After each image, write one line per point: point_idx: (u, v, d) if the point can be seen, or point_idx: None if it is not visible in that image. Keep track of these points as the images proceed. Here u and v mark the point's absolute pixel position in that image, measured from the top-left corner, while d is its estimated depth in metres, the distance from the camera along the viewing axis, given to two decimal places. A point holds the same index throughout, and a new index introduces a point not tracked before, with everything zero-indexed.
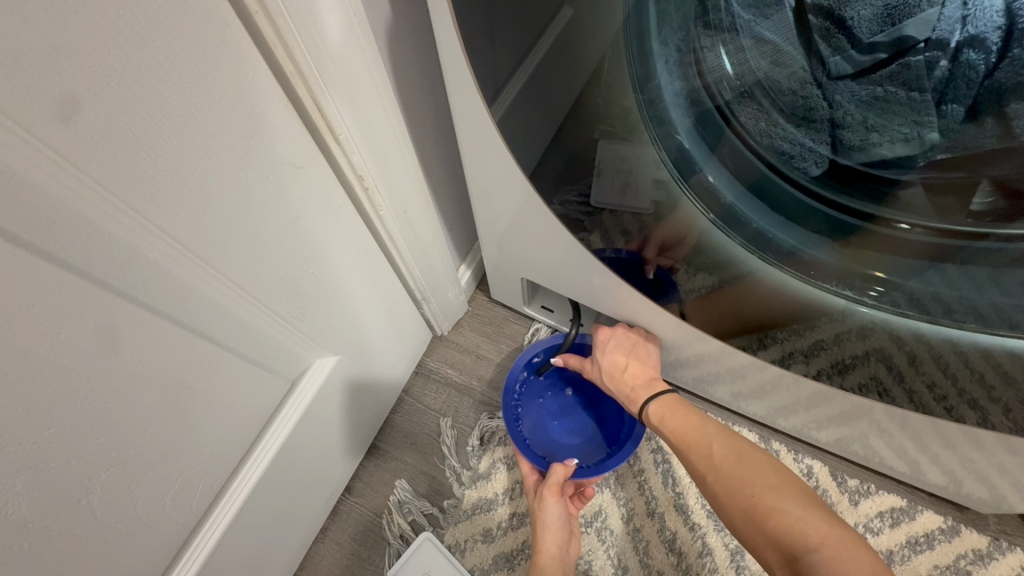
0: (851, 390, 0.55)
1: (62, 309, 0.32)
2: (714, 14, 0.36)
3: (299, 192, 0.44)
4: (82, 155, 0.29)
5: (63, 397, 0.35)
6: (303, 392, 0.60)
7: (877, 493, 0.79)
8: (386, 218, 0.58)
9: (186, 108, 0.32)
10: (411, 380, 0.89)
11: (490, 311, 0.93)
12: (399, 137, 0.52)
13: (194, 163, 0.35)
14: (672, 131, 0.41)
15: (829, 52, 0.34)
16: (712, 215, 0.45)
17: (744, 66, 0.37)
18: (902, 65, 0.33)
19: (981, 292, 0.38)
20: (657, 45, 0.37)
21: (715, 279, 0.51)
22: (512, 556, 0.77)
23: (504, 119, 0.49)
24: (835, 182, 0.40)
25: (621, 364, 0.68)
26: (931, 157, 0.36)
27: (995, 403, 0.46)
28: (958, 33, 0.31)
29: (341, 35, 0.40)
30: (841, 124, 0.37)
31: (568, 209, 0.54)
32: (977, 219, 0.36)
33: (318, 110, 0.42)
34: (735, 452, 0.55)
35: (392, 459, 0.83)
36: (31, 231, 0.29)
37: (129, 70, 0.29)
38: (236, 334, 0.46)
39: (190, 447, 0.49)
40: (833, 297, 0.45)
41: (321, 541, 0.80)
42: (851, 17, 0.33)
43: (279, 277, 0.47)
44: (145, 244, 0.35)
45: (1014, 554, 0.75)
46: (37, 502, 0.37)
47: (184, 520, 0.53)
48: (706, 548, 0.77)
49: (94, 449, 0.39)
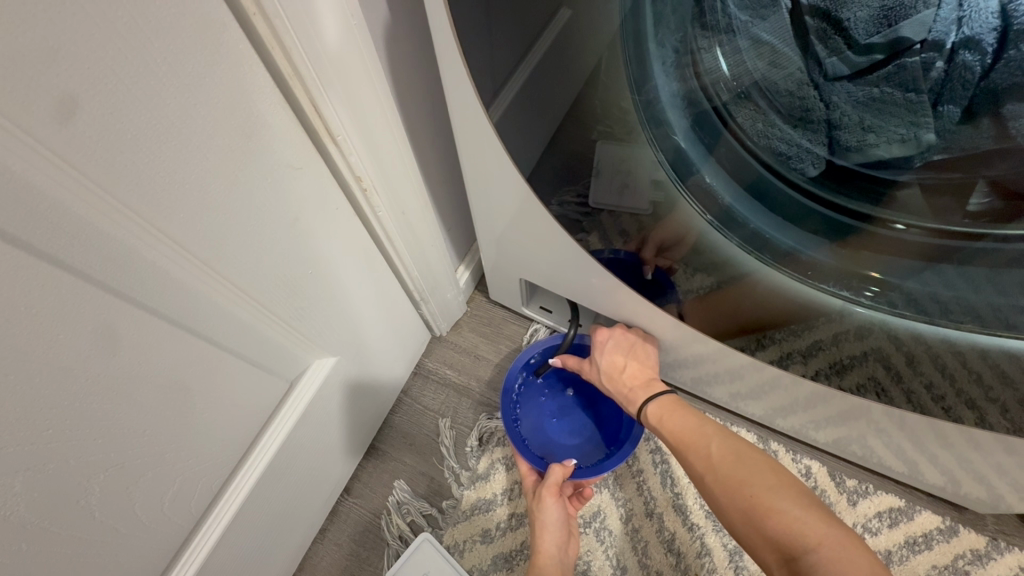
0: (850, 391, 0.55)
1: (61, 310, 0.32)
2: (711, 15, 0.36)
3: (297, 193, 0.44)
4: (81, 156, 0.29)
5: (62, 397, 0.35)
6: (302, 392, 0.60)
7: (876, 493, 0.79)
8: (385, 218, 0.58)
9: (184, 109, 0.33)
10: (410, 380, 0.89)
11: (489, 312, 0.93)
12: (398, 138, 0.52)
13: (192, 164, 0.35)
14: (670, 132, 0.41)
15: (825, 53, 0.35)
16: (710, 215, 0.45)
17: (741, 67, 0.37)
18: (898, 65, 0.33)
19: (978, 292, 0.38)
20: (654, 46, 0.37)
21: (713, 279, 0.51)
22: (512, 557, 0.77)
23: (502, 120, 0.49)
24: (832, 182, 0.40)
25: (619, 364, 0.68)
26: (928, 158, 0.36)
27: (993, 403, 0.46)
28: (954, 34, 0.31)
29: (339, 36, 0.40)
30: (838, 125, 0.37)
31: (566, 209, 0.54)
32: (974, 219, 0.36)
33: (315, 111, 0.42)
34: (732, 452, 0.55)
35: (392, 460, 0.84)
36: (30, 232, 0.29)
37: (127, 71, 0.29)
38: (235, 335, 0.46)
39: (189, 447, 0.49)
40: (831, 297, 0.45)
41: (320, 541, 0.80)
42: (848, 18, 0.33)
43: (278, 278, 0.47)
44: (144, 244, 0.35)
45: (1013, 553, 0.75)
46: (36, 502, 0.37)
47: (183, 520, 0.53)
48: (705, 548, 0.77)
49: (93, 449, 0.39)
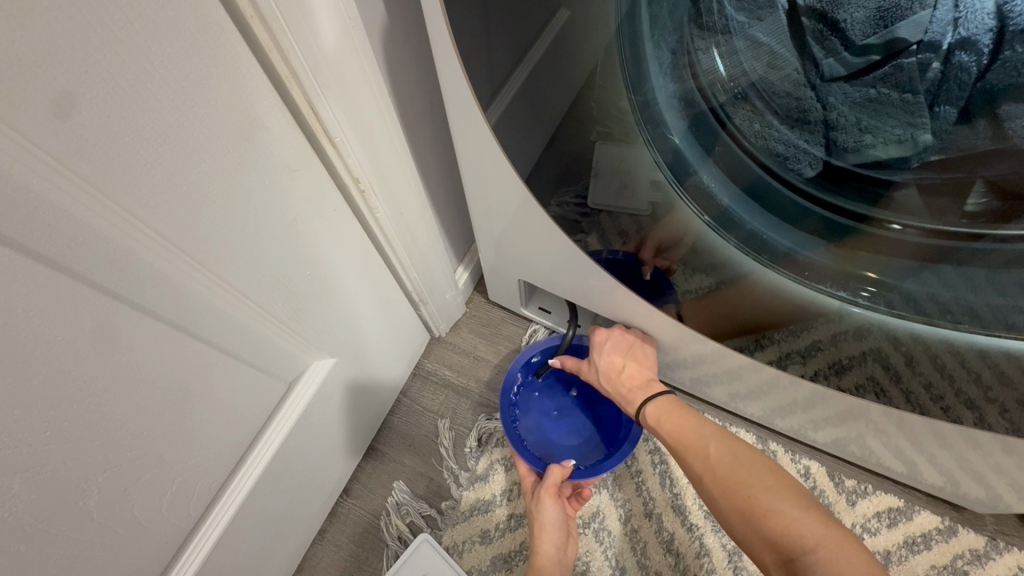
0: (848, 391, 0.55)
1: (59, 312, 0.32)
2: (707, 17, 0.36)
3: (296, 195, 0.44)
4: (78, 159, 0.29)
5: (60, 399, 0.35)
6: (300, 393, 0.60)
7: (875, 493, 0.79)
8: (384, 220, 0.58)
9: (181, 112, 0.33)
10: (409, 381, 0.89)
11: (488, 312, 0.93)
12: (396, 139, 0.52)
13: (190, 166, 0.35)
14: (667, 133, 0.41)
15: (822, 54, 0.35)
16: (708, 216, 0.45)
17: (738, 68, 0.38)
18: (895, 66, 0.33)
19: (977, 292, 0.38)
20: (651, 47, 0.37)
21: (711, 280, 0.51)
22: (511, 557, 0.77)
23: (500, 121, 0.49)
24: (830, 183, 0.40)
25: (618, 364, 0.68)
26: (925, 158, 0.36)
27: (992, 403, 0.46)
28: (951, 35, 0.31)
29: (337, 39, 0.40)
30: (835, 125, 0.37)
31: (564, 210, 0.54)
32: (971, 219, 0.36)
33: (313, 113, 0.42)
34: (731, 453, 0.55)
35: (391, 461, 0.84)
36: (27, 235, 0.29)
37: (123, 74, 0.29)
38: (233, 336, 0.46)
39: (188, 448, 0.49)
40: (829, 298, 0.45)
41: (319, 542, 0.80)
42: (844, 19, 0.33)
43: (276, 280, 0.47)
44: (142, 246, 0.35)
45: (1012, 553, 0.75)
46: (35, 504, 0.37)
47: (182, 521, 0.53)
48: (704, 548, 0.77)
49: (92, 451, 0.39)
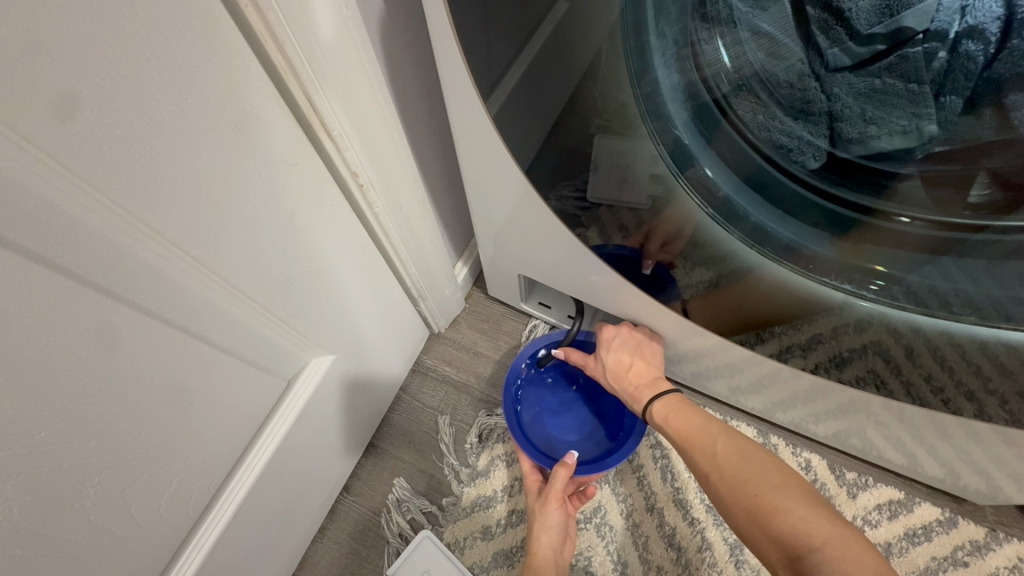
0: (850, 383, 0.55)
1: (50, 310, 0.32)
2: (711, 7, 0.35)
3: (295, 190, 0.44)
4: (69, 154, 0.29)
5: (54, 400, 0.34)
6: (297, 392, 0.60)
7: (875, 486, 0.79)
8: (383, 214, 0.57)
9: (177, 105, 0.32)
10: (409, 378, 0.88)
11: (487, 308, 0.93)
12: (394, 131, 0.51)
13: (186, 160, 0.34)
14: (670, 125, 0.41)
15: (827, 44, 0.34)
16: (711, 208, 0.45)
17: (741, 58, 0.37)
18: (900, 56, 0.33)
19: (978, 284, 0.38)
20: (655, 37, 0.37)
21: (714, 274, 0.51)
22: (512, 553, 0.77)
23: (500, 114, 0.48)
24: (835, 175, 0.39)
25: (626, 362, 0.68)
26: (929, 149, 0.35)
27: (993, 395, 0.46)
28: (957, 24, 0.30)
29: (334, 30, 0.39)
30: (840, 116, 0.36)
31: (565, 204, 0.54)
32: (975, 211, 0.36)
33: (311, 106, 0.42)
34: (738, 451, 0.55)
35: (391, 457, 0.83)
36: (19, 231, 0.28)
37: (115, 65, 0.28)
38: (230, 334, 0.46)
39: (187, 446, 0.48)
40: (834, 290, 0.45)
41: (320, 540, 0.80)
42: (849, 8, 0.32)
43: (274, 276, 0.47)
44: (137, 243, 0.34)
45: (1011, 544, 0.76)
46: (29, 507, 0.37)
47: (180, 521, 0.52)
48: (706, 542, 0.77)
49: (88, 452, 0.39)
